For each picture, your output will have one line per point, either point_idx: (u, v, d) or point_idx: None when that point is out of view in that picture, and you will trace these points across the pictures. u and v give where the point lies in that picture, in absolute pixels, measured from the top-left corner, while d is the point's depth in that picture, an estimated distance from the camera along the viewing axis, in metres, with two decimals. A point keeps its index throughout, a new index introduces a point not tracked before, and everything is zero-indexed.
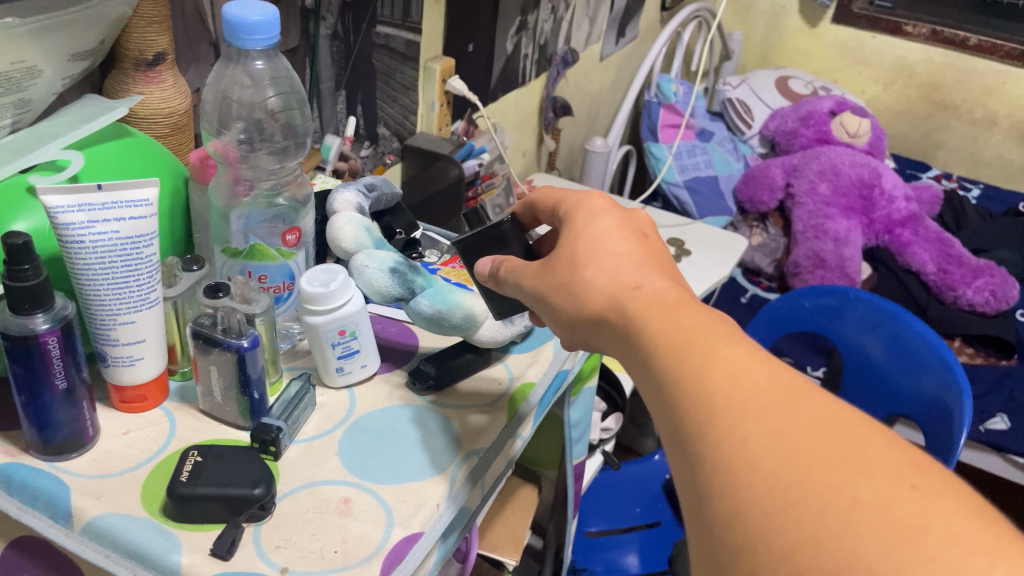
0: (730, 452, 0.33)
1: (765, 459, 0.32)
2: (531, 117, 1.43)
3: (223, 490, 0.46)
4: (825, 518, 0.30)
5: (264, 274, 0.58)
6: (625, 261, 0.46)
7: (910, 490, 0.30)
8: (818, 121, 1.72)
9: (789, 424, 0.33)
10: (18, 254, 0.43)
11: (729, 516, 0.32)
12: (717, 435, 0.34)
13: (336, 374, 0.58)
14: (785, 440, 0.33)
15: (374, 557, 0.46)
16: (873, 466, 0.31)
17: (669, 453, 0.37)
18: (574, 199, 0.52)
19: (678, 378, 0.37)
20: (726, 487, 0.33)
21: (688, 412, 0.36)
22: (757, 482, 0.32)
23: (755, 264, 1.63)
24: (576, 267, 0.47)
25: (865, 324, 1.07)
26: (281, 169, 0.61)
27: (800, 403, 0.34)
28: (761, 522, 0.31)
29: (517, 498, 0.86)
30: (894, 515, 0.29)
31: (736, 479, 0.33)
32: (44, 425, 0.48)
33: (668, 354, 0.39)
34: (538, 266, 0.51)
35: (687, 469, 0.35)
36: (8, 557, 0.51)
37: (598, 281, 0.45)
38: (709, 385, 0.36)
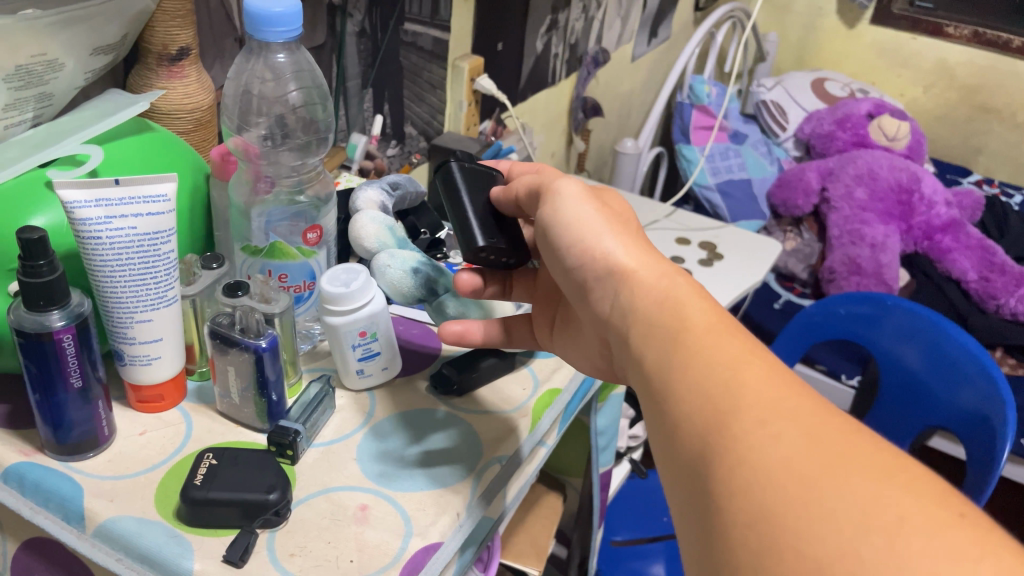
0: (758, 460, 0.32)
1: (798, 468, 0.32)
2: (561, 117, 1.42)
3: (237, 495, 0.45)
4: (867, 534, 0.29)
5: (285, 274, 0.56)
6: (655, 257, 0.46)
7: (960, 518, 0.29)
8: (855, 124, 1.68)
9: (826, 431, 0.33)
10: (35, 250, 0.42)
11: (756, 516, 0.31)
12: (748, 432, 0.34)
13: (356, 377, 0.56)
14: (817, 450, 0.32)
15: (391, 567, 0.44)
16: (918, 488, 0.30)
17: (683, 458, 0.36)
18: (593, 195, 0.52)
19: (699, 383, 0.37)
20: (754, 487, 0.32)
21: (710, 417, 0.35)
22: (791, 484, 0.31)
23: (789, 269, 1.59)
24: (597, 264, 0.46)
25: (902, 333, 1.04)
26: (302, 166, 0.60)
27: (830, 417, 0.34)
28: (793, 530, 0.30)
29: (541, 506, 0.84)
30: (942, 539, 0.28)
31: (766, 486, 0.32)
32: (58, 424, 0.47)
33: (700, 346, 0.38)
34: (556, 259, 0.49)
35: (710, 463, 0.34)
36: (22, 558, 0.50)
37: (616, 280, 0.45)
38: (733, 390, 0.35)
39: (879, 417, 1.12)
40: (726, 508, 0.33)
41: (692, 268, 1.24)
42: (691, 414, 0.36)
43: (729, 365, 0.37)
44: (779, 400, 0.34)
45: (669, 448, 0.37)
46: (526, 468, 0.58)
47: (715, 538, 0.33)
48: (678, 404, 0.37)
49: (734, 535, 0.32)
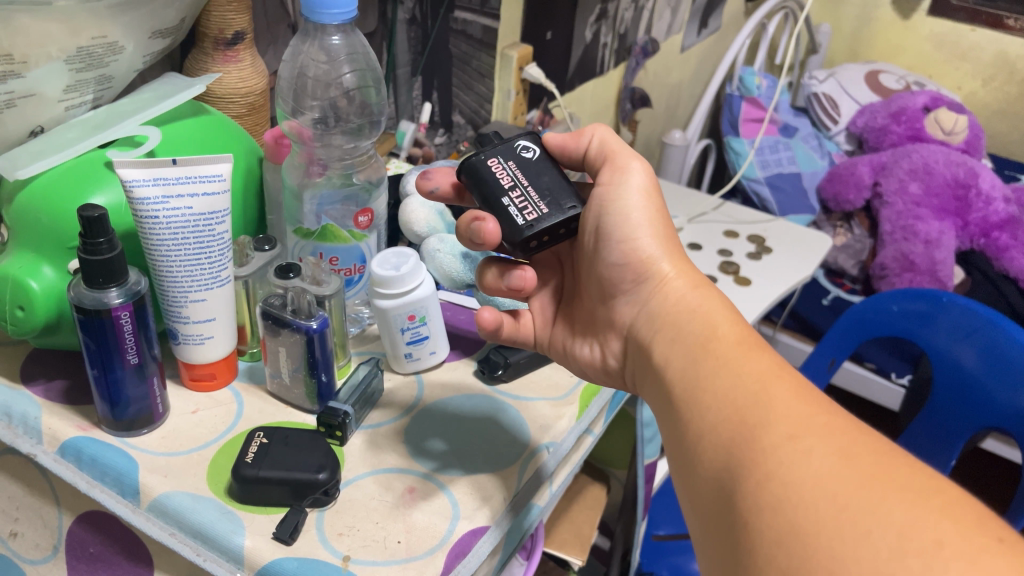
0: (792, 478, 0.34)
1: (832, 487, 0.33)
2: (608, 108, 1.41)
3: (288, 473, 0.45)
4: (906, 557, 0.30)
5: (336, 257, 0.57)
6: (700, 289, 0.48)
7: (998, 543, 0.30)
8: (910, 118, 1.64)
9: (858, 454, 0.35)
10: (95, 227, 0.42)
11: (787, 531, 0.33)
12: (780, 451, 0.36)
13: (404, 360, 0.57)
14: (851, 472, 0.34)
15: (439, 549, 0.44)
16: (955, 511, 0.31)
17: (715, 482, 0.38)
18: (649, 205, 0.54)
19: (732, 409, 0.39)
20: (786, 502, 0.34)
21: (742, 440, 0.38)
22: (823, 503, 0.33)
23: (838, 265, 1.55)
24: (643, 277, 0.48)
25: (957, 331, 1.01)
26: (354, 149, 0.60)
27: (863, 441, 0.36)
28: (827, 546, 0.32)
29: (585, 496, 0.83)
30: (979, 563, 0.29)
31: (799, 503, 0.34)
32: (115, 401, 0.48)
33: (735, 371, 0.41)
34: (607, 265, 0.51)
35: (743, 480, 0.36)
36: (76, 531, 0.50)
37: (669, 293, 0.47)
38: (765, 414, 0.38)
39: (930, 417, 1.09)
40: (759, 525, 0.34)
41: (741, 262, 1.23)
42: (724, 434, 0.39)
43: (764, 391, 0.39)
44: (811, 423, 0.37)
45: (700, 466, 0.39)
46: (573, 456, 0.58)
47: (746, 549, 0.35)
48: (711, 424, 0.40)
49: (765, 548, 0.34)
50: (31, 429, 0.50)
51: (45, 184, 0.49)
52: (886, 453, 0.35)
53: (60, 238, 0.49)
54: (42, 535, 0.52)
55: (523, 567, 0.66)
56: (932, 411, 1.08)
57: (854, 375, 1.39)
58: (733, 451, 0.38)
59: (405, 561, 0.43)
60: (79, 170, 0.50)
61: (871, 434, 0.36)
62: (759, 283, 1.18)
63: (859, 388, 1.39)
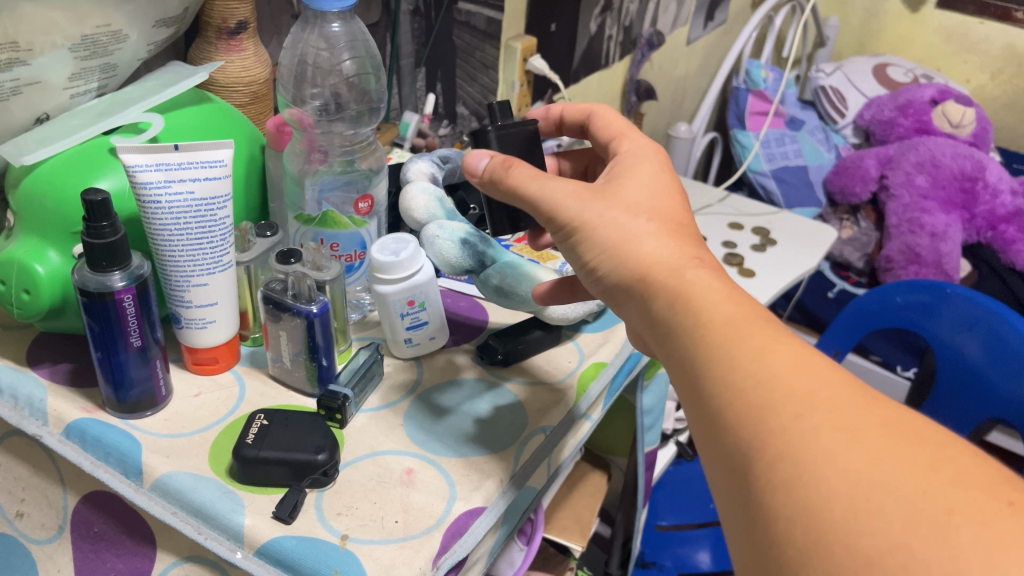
0: (800, 450, 0.33)
1: (842, 459, 0.32)
2: (614, 101, 1.41)
3: (287, 454, 0.46)
4: (920, 529, 0.29)
5: (336, 243, 0.57)
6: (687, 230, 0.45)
7: (1009, 506, 0.29)
8: (917, 110, 1.64)
9: (864, 419, 0.33)
10: (98, 212, 0.43)
11: (803, 510, 0.32)
12: (788, 429, 0.33)
13: (404, 346, 0.57)
14: (861, 440, 0.32)
15: (435, 529, 0.45)
16: (966, 480, 0.30)
17: (720, 452, 0.36)
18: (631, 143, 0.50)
19: (729, 373, 0.36)
20: (800, 483, 0.32)
21: (744, 408, 0.35)
22: (833, 477, 0.31)
23: (844, 258, 1.55)
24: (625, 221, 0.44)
25: (961, 322, 1.00)
26: (353, 136, 0.61)
27: (867, 403, 0.34)
28: (842, 525, 0.30)
29: (585, 484, 0.84)
30: (992, 528, 0.28)
31: (811, 479, 0.32)
32: (119, 383, 0.49)
33: (732, 341, 0.37)
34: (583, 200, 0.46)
35: (754, 459, 0.34)
36: (79, 512, 0.51)
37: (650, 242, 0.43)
38: (765, 379, 0.35)
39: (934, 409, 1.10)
40: (772, 501, 0.33)
41: (745, 254, 1.23)
42: (730, 412, 0.36)
43: (766, 365, 0.36)
44: (816, 396, 0.34)
45: (708, 442, 0.37)
46: (571, 440, 0.58)
47: (762, 530, 0.33)
48: (712, 401, 0.37)
49: (782, 531, 0.32)
50: (37, 411, 0.51)
51: (50, 170, 0.50)
52: (894, 419, 0.33)
53: (65, 223, 0.50)
54: (48, 515, 0.53)
55: (523, 552, 0.66)
56: (936, 403, 1.09)
57: (860, 368, 1.39)
58: (739, 428, 0.35)
59: (403, 540, 0.44)
60: (83, 156, 0.51)
61: (875, 396, 0.34)
62: (763, 275, 1.18)
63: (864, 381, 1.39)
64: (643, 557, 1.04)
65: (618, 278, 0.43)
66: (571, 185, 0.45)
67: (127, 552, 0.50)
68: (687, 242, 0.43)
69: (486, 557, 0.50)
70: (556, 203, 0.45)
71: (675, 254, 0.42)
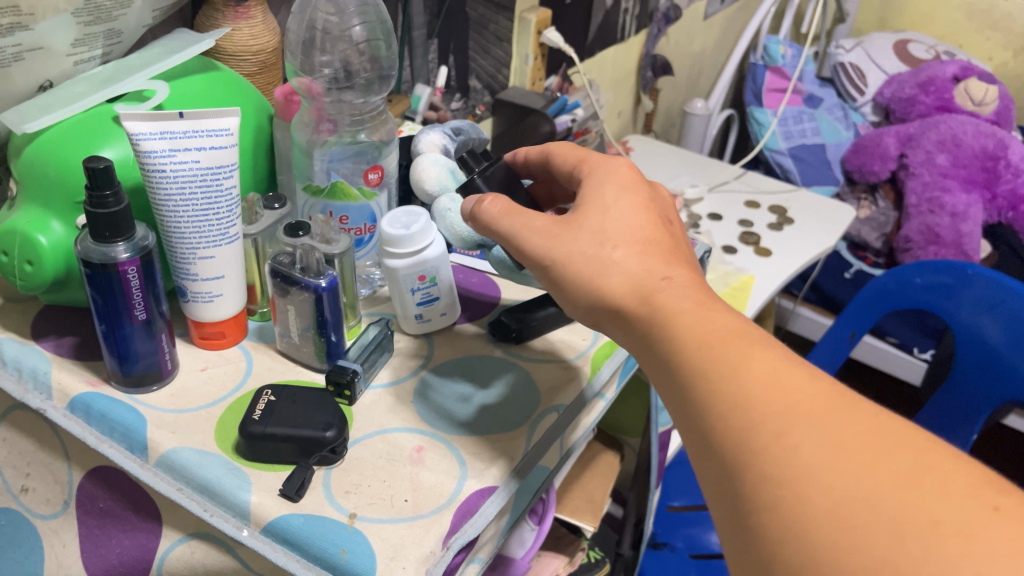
0: (784, 469, 0.32)
1: (825, 474, 0.31)
2: (629, 75, 1.39)
3: (294, 430, 0.45)
4: (909, 545, 0.28)
5: (346, 215, 0.56)
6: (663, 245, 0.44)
7: (995, 512, 0.29)
8: (939, 88, 1.60)
9: (845, 431, 0.32)
10: (101, 179, 0.42)
11: (791, 531, 0.31)
12: (771, 452, 0.33)
13: (414, 322, 0.56)
14: (843, 453, 0.31)
15: (446, 508, 0.44)
16: (951, 486, 0.30)
17: (706, 469, 0.35)
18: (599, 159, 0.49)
19: (709, 389, 0.36)
20: (787, 503, 0.31)
21: (727, 425, 0.34)
22: (819, 497, 0.31)
23: (862, 238, 1.52)
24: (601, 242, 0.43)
25: (982, 304, 0.98)
26: (363, 105, 0.59)
27: (847, 412, 0.33)
28: (832, 544, 0.30)
29: (598, 464, 0.83)
30: (981, 540, 0.28)
31: (796, 499, 0.31)
32: (124, 356, 0.48)
33: (709, 356, 0.36)
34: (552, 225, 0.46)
35: (739, 478, 0.33)
36: (85, 487, 0.50)
37: (625, 262, 0.42)
38: (744, 394, 0.34)
39: (952, 393, 1.07)
40: (761, 522, 0.32)
41: (762, 232, 1.21)
42: (711, 428, 0.35)
43: (743, 378, 0.35)
44: (797, 407, 0.33)
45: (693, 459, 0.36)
46: (584, 419, 0.57)
47: (755, 553, 0.32)
48: (693, 420, 0.36)
49: (773, 556, 0.31)
50: (42, 384, 0.50)
51: (53, 138, 0.49)
52: (875, 426, 0.32)
53: (68, 193, 0.49)
54: (54, 490, 0.52)
55: (534, 532, 0.65)
56: (956, 386, 1.05)
57: (876, 350, 1.37)
58: (722, 446, 0.34)
59: (412, 520, 0.43)
60: (87, 124, 0.50)
61: (854, 400, 0.34)
62: (780, 254, 1.16)
63: (880, 363, 1.37)
64: (654, 537, 1.04)
65: (596, 308, 0.43)
66: (536, 222, 0.45)
67: (132, 528, 0.49)
68: (659, 260, 0.43)
69: (496, 537, 0.49)
70: (526, 244, 0.45)
71: (646, 276, 0.42)
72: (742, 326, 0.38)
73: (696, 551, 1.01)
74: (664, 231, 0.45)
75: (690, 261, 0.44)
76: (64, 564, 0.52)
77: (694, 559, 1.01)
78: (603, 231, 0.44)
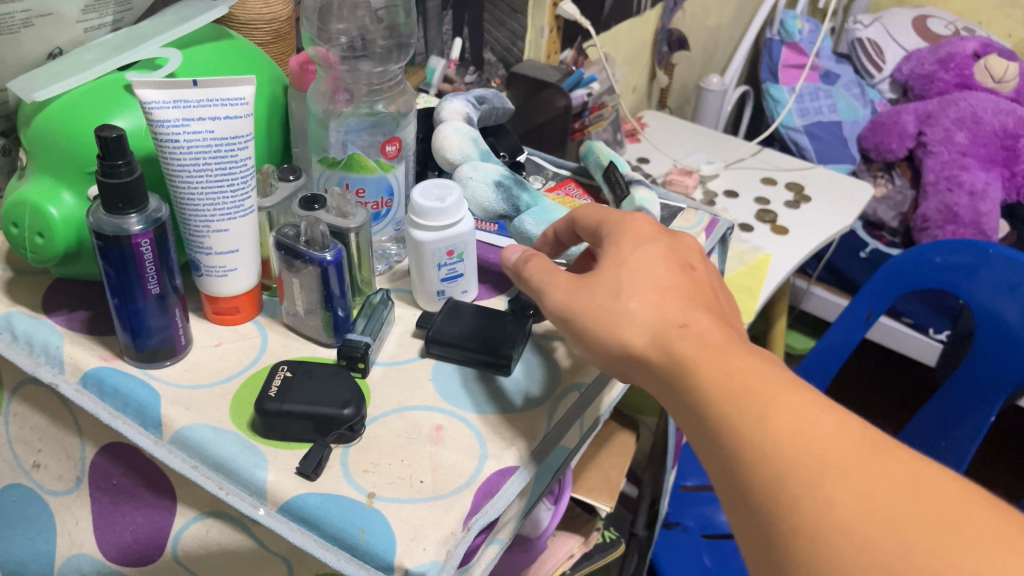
0: (817, 526, 0.32)
1: (860, 531, 0.31)
2: (645, 50, 1.37)
3: (311, 408, 0.44)
4: None
5: (362, 188, 0.55)
6: (687, 290, 0.43)
7: None
8: (959, 64, 1.57)
9: (879, 485, 0.32)
10: (113, 149, 0.41)
11: None
12: (809, 514, 0.33)
13: (436, 299, 0.55)
14: (877, 507, 0.32)
15: (466, 488, 0.43)
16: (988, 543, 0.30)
17: (741, 516, 0.36)
18: (614, 219, 0.48)
19: (739, 440, 0.36)
20: (825, 561, 0.32)
21: (760, 477, 0.35)
22: (857, 558, 0.31)
23: (878, 217, 1.50)
24: (618, 296, 0.43)
25: (1002, 285, 0.96)
26: (381, 74, 0.58)
27: (880, 461, 0.33)
28: None
29: (613, 443, 0.82)
30: None
31: (833, 557, 0.31)
32: (137, 331, 0.47)
33: (736, 406, 0.36)
34: (570, 281, 0.45)
35: (775, 533, 0.34)
36: (98, 463, 0.50)
37: (643, 313, 0.42)
38: (773, 446, 0.34)
39: (969, 372, 1.03)
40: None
41: (778, 210, 1.19)
42: (745, 480, 0.35)
43: (772, 427, 0.35)
44: (828, 458, 0.33)
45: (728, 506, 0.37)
46: (604, 400, 0.55)
47: None
48: (726, 468, 0.36)
49: None
50: (54, 358, 0.49)
51: (63, 106, 0.48)
52: (908, 476, 0.33)
53: (79, 163, 0.47)
54: (66, 466, 0.51)
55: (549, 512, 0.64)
56: (971, 364, 1.02)
57: (891, 331, 1.35)
58: (757, 498, 0.35)
59: (432, 500, 0.42)
60: (98, 92, 0.48)
61: (887, 446, 0.34)
62: (797, 232, 1.15)
63: (895, 344, 1.36)
64: (666, 517, 1.03)
65: (618, 359, 0.42)
66: (559, 291, 0.45)
67: (145, 506, 0.48)
68: (681, 304, 0.42)
69: (517, 517, 0.48)
70: (551, 310, 0.45)
71: (668, 322, 0.41)
72: (764, 370, 0.37)
73: (708, 532, 1.01)
74: (681, 275, 0.44)
75: (713, 301, 0.44)
76: (76, 541, 0.52)
77: (706, 539, 1.00)
78: (621, 284, 0.43)
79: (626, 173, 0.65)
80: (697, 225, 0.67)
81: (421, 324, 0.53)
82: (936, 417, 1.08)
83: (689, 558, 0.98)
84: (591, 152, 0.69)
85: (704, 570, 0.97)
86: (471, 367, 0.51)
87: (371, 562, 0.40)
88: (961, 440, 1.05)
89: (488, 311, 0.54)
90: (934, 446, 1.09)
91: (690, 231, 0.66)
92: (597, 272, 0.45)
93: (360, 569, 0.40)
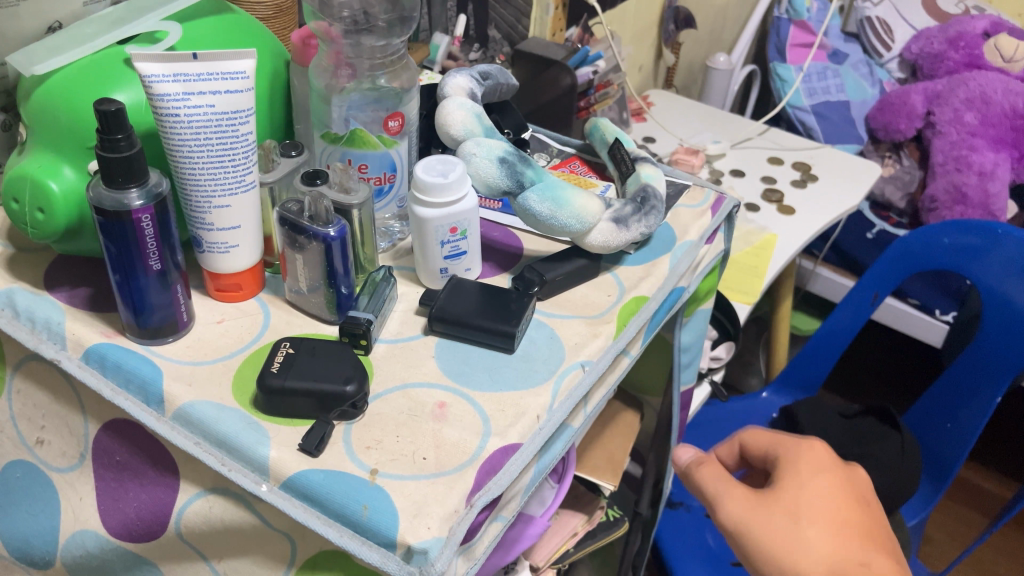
0: None
1: None
2: (651, 28, 1.36)
3: (313, 384, 0.44)
4: None
5: (365, 163, 0.55)
6: (857, 523, 0.50)
7: None
8: (969, 44, 1.55)
9: None
10: (112, 123, 0.40)
11: None
12: None
13: (438, 276, 0.55)
14: None
15: (469, 465, 0.43)
16: None
17: None
18: (794, 450, 0.54)
19: None
20: None
21: None
22: None
23: (885, 197, 1.49)
24: (798, 523, 0.49)
25: (1010, 266, 0.95)
26: (384, 48, 0.56)
27: None
28: None
29: (617, 423, 0.82)
30: None
31: None
32: (139, 307, 0.47)
33: None
34: (750, 499, 0.51)
35: None
36: (101, 440, 0.49)
37: (819, 545, 0.48)
38: None
39: (976, 352, 1.00)
40: None
41: (785, 190, 1.18)
42: None
43: None
44: None
45: None
46: (608, 378, 0.55)
47: None
48: None
49: None
50: (55, 334, 0.49)
51: (62, 79, 0.47)
52: None
53: (80, 137, 0.47)
54: (69, 443, 0.51)
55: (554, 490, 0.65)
56: (979, 345, 1.00)
57: (896, 312, 1.34)
58: None
59: (435, 476, 0.42)
60: (97, 65, 0.48)
61: None
62: (803, 212, 1.14)
63: (902, 325, 1.35)
64: (670, 497, 1.03)
65: None
66: (736, 507, 0.51)
67: (149, 482, 0.48)
68: (854, 542, 0.48)
69: (522, 494, 0.48)
70: (728, 518, 0.51)
71: (847, 562, 0.47)
72: None
73: (711, 511, 1.01)
74: (847, 502, 0.50)
75: (883, 539, 0.50)
76: (80, 517, 0.52)
77: (709, 518, 1.00)
78: (801, 513, 0.49)
79: (632, 150, 0.64)
80: (703, 203, 0.66)
81: (424, 301, 0.53)
82: (942, 399, 1.05)
83: (692, 538, 0.98)
84: (596, 129, 0.68)
85: (708, 549, 0.97)
86: (474, 345, 0.51)
87: (373, 539, 0.40)
88: (966, 423, 1.01)
89: (492, 289, 0.54)
90: (939, 431, 1.05)
91: (697, 210, 0.65)
92: (776, 495, 0.51)
93: (362, 546, 0.39)
